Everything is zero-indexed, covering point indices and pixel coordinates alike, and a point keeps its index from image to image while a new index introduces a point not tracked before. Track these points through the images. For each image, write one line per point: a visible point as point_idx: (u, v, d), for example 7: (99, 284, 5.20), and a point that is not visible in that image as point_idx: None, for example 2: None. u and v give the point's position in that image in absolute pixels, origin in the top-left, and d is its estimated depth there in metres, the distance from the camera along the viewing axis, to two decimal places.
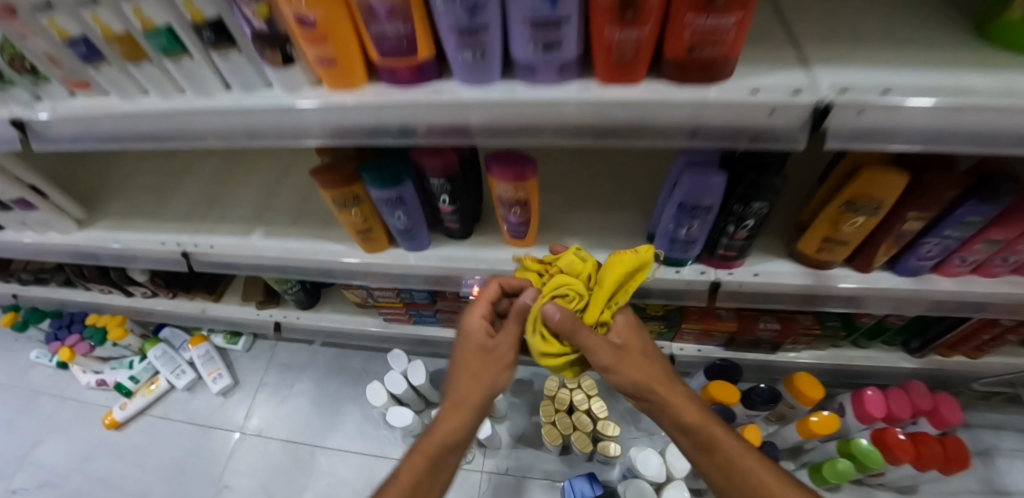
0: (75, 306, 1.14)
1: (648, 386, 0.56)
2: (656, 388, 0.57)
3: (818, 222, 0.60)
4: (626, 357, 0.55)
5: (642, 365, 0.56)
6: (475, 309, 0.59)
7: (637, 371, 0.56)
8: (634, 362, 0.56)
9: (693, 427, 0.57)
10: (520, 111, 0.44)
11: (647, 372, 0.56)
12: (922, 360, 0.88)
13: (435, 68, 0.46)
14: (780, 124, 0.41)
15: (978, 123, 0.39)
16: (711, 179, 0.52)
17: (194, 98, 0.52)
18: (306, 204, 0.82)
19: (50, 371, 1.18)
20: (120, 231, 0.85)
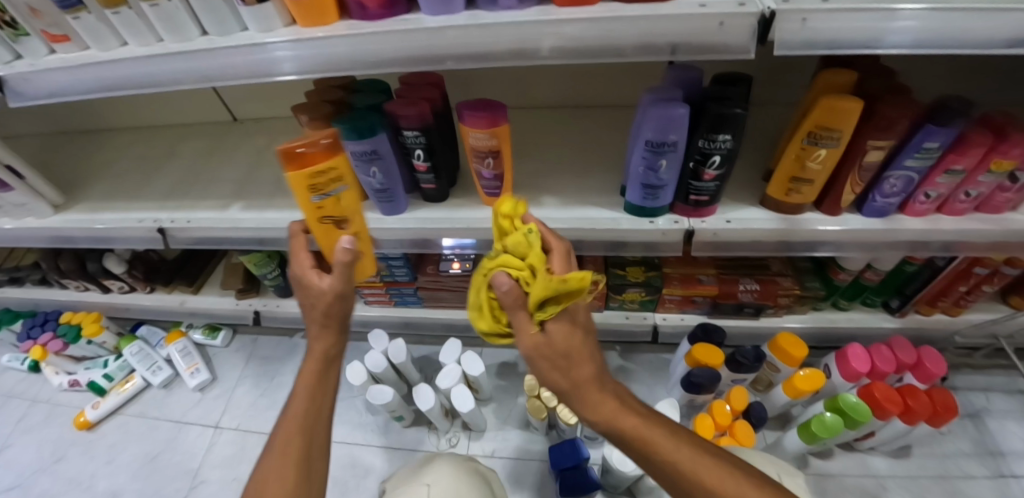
0: (48, 306, 1.11)
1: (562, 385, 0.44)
2: (584, 391, 0.43)
3: (785, 162, 0.62)
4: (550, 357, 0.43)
5: (567, 362, 0.43)
6: (303, 255, 0.50)
7: (551, 370, 0.43)
8: (554, 361, 0.43)
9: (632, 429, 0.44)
10: (490, 37, 0.47)
11: (570, 373, 0.43)
12: (902, 319, 0.89)
13: (405, 3, 0.49)
14: (729, 36, 0.44)
15: (915, 25, 0.42)
16: (675, 111, 0.53)
17: (170, 43, 0.54)
18: (285, 179, 0.82)
19: (21, 376, 1.14)
20: (96, 212, 0.84)
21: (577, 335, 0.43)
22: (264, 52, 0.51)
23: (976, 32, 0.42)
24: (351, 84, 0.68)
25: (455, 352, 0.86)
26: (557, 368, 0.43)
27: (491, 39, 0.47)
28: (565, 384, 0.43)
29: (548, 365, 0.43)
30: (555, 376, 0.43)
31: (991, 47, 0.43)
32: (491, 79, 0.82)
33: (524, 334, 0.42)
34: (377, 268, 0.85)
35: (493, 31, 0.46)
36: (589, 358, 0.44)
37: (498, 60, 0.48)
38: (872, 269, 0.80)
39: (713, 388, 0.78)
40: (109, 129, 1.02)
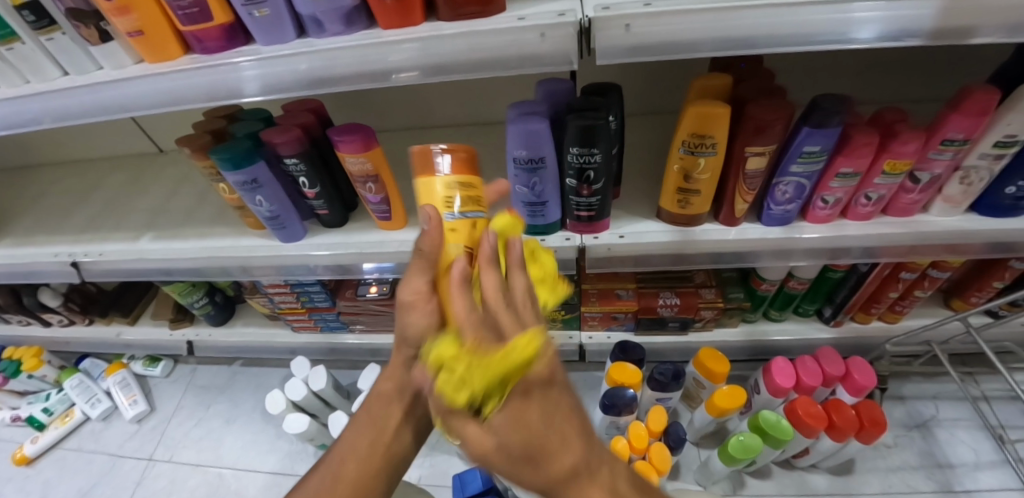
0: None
1: (523, 469, 0.27)
2: (542, 467, 0.27)
3: (671, 174, 0.61)
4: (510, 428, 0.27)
5: (534, 436, 0.26)
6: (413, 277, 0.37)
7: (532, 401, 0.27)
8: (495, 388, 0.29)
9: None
10: (323, 62, 0.47)
11: (540, 446, 0.26)
12: (837, 327, 0.86)
13: (244, 34, 0.51)
14: (552, 47, 0.43)
15: (728, 27, 0.42)
16: (535, 126, 0.52)
17: (35, 84, 0.57)
18: (197, 208, 0.83)
19: None
20: (17, 247, 0.84)
21: (554, 411, 0.28)
22: (115, 90, 0.53)
23: (853, 25, 0.42)
24: (238, 114, 0.68)
25: (374, 376, 0.82)
26: (517, 466, 0.26)
27: (323, 63, 0.47)
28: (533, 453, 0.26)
29: (527, 408, 0.27)
30: (518, 429, 0.26)
31: (814, 43, 0.43)
32: (397, 101, 0.82)
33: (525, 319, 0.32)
34: (296, 295, 0.84)
35: (322, 56, 0.46)
36: (564, 420, 0.27)
37: (337, 84, 0.48)
38: (795, 277, 0.77)
39: (632, 408, 0.75)
40: (48, 164, 1.03)
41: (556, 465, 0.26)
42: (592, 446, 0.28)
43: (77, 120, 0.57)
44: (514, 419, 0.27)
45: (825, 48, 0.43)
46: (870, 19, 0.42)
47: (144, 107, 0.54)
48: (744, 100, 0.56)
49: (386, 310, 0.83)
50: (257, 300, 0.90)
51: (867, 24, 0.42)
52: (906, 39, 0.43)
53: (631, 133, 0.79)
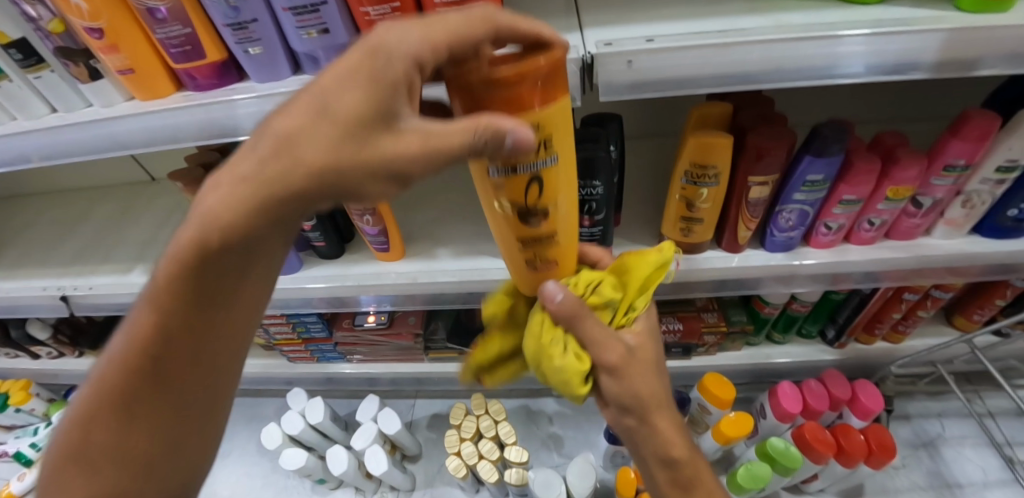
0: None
1: (642, 399, 0.42)
2: (645, 409, 0.42)
3: (673, 203, 0.60)
4: (634, 366, 0.41)
5: (644, 379, 0.42)
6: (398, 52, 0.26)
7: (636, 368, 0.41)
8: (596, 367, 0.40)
9: (668, 471, 0.47)
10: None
11: (646, 382, 0.42)
12: (840, 349, 0.85)
13: (236, 71, 0.50)
14: None
15: (730, 62, 0.42)
16: None
17: (22, 121, 0.56)
18: None
19: None
20: (4, 281, 0.81)
21: (655, 376, 0.43)
22: (103, 128, 0.52)
23: (841, 59, 0.42)
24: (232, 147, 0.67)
25: (373, 408, 0.80)
26: (641, 379, 0.41)
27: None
28: (643, 402, 0.42)
29: (623, 383, 0.41)
30: (635, 384, 0.41)
31: (814, 76, 0.43)
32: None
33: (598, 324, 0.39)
34: (292, 325, 0.81)
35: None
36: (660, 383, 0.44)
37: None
38: (798, 300, 0.76)
39: None
40: (34, 194, 1.00)
41: (654, 403, 0.43)
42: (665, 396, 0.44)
43: (65, 158, 0.56)
44: (614, 388, 0.41)
45: (822, 81, 0.43)
46: (872, 52, 0.42)
47: (133, 145, 0.53)
48: (744, 128, 0.55)
49: (383, 340, 0.82)
50: None
51: (868, 57, 0.42)
52: (908, 72, 0.43)
53: (630, 158, 0.78)
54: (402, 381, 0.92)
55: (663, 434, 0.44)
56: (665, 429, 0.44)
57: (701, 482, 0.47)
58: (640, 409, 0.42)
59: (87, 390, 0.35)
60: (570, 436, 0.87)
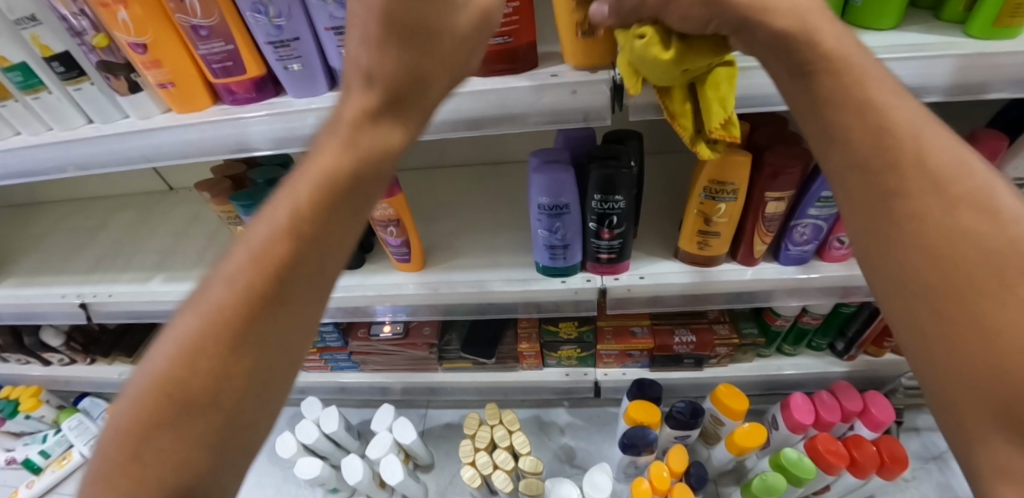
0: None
1: (900, 164, 0.32)
2: (911, 184, 0.31)
3: (690, 217, 0.61)
4: (852, 126, 0.33)
5: (892, 141, 0.32)
6: None
7: (882, 102, 0.33)
8: (775, 52, 0.34)
9: (919, 297, 0.30)
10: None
11: (902, 152, 0.32)
12: (850, 361, 0.85)
13: (274, 87, 0.51)
14: (584, 104, 0.44)
15: (752, 83, 0.44)
16: (559, 176, 0.53)
17: (59, 131, 0.58)
18: (207, 249, 0.82)
19: None
20: (23, 287, 0.82)
21: (943, 153, 0.32)
22: (140, 139, 0.54)
23: None
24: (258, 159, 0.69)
25: (388, 417, 0.80)
26: (893, 147, 0.32)
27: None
28: (895, 139, 0.32)
29: (840, 160, 0.34)
30: (874, 114, 0.33)
31: None
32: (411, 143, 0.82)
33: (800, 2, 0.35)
34: None
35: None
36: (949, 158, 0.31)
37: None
38: (809, 313, 0.78)
39: (652, 448, 0.74)
40: (52, 202, 1.01)
41: (925, 175, 0.31)
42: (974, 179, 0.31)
43: (99, 167, 0.57)
44: (827, 153, 0.35)
45: None
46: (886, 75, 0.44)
47: (168, 155, 0.54)
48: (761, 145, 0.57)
49: (398, 350, 0.82)
50: None
51: None
52: (921, 95, 0.45)
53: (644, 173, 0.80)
54: (415, 391, 0.92)
55: (921, 216, 0.30)
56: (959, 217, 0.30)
57: (1006, 333, 0.26)
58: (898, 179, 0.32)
59: (164, 345, 0.31)
60: (583, 447, 0.87)
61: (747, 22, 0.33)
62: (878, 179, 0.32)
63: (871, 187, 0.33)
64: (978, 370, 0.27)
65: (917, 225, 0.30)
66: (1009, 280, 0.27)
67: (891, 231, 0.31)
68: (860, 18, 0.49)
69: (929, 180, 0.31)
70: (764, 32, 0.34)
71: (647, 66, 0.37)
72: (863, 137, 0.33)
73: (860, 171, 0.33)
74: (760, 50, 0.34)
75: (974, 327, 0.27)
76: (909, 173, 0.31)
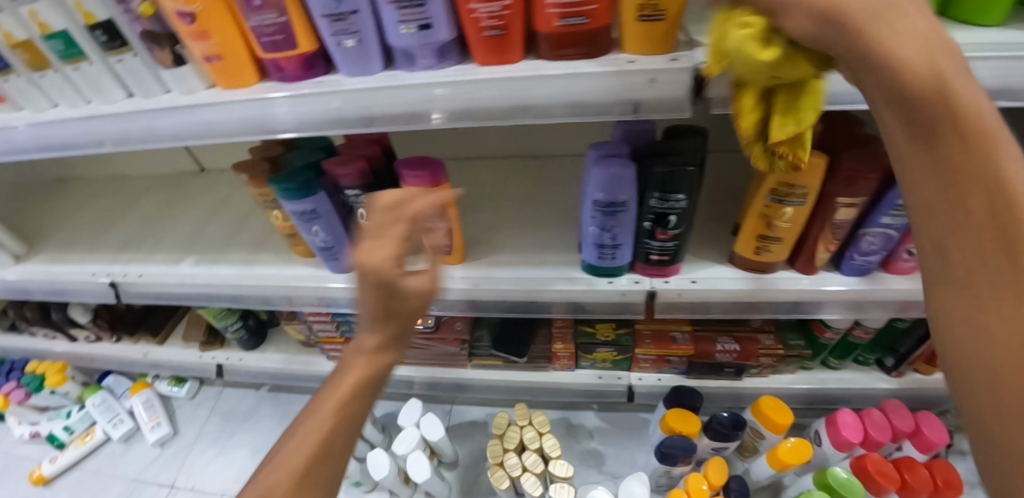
0: (17, 353, 1.07)
1: (967, 178, 0.25)
2: (977, 210, 0.25)
3: (750, 221, 0.58)
4: (916, 131, 0.26)
5: (963, 155, 0.25)
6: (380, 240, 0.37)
7: (970, 102, 0.24)
8: (864, 58, 0.25)
9: (955, 329, 0.27)
10: (407, 100, 0.45)
11: (973, 163, 0.25)
12: (899, 379, 0.81)
13: (324, 65, 0.49)
14: (663, 94, 0.41)
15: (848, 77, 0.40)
16: (619, 171, 0.50)
17: (98, 105, 0.56)
18: (237, 234, 0.80)
19: None
20: (54, 263, 0.81)
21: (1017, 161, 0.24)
22: (183, 117, 0.52)
23: None
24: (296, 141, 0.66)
25: (415, 413, 0.78)
26: (960, 156, 0.25)
27: (409, 103, 0.45)
28: (984, 192, 0.25)
29: (904, 170, 0.27)
30: (958, 153, 0.25)
31: None
32: (449, 133, 0.79)
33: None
34: (337, 324, 0.80)
35: (408, 95, 0.44)
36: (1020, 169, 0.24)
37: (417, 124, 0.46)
38: (861, 326, 0.73)
39: (689, 459, 0.71)
40: (82, 177, 1.00)
41: (1003, 196, 0.24)
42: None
43: (138, 144, 0.55)
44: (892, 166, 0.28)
45: None
46: (997, 73, 0.39)
47: (209, 132, 0.52)
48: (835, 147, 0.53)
49: (427, 344, 0.79)
50: (293, 327, 0.86)
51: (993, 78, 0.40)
52: None
53: None
54: (440, 386, 0.89)
55: (977, 269, 0.25)
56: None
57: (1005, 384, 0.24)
58: (969, 202, 0.25)
59: None
60: (613, 453, 0.84)
61: (866, 39, 0.24)
62: (977, 252, 0.25)
63: (933, 208, 0.26)
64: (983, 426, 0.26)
65: (1003, 311, 0.24)
66: None
67: (971, 312, 0.26)
68: (966, 11, 0.45)
69: (996, 206, 0.24)
70: (904, 28, 0.24)
71: (738, 63, 0.32)
72: (939, 187, 0.26)
73: (921, 191, 0.26)
74: (847, 57, 0.26)
75: (984, 374, 0.25)
76: (977, 193, 0.25)
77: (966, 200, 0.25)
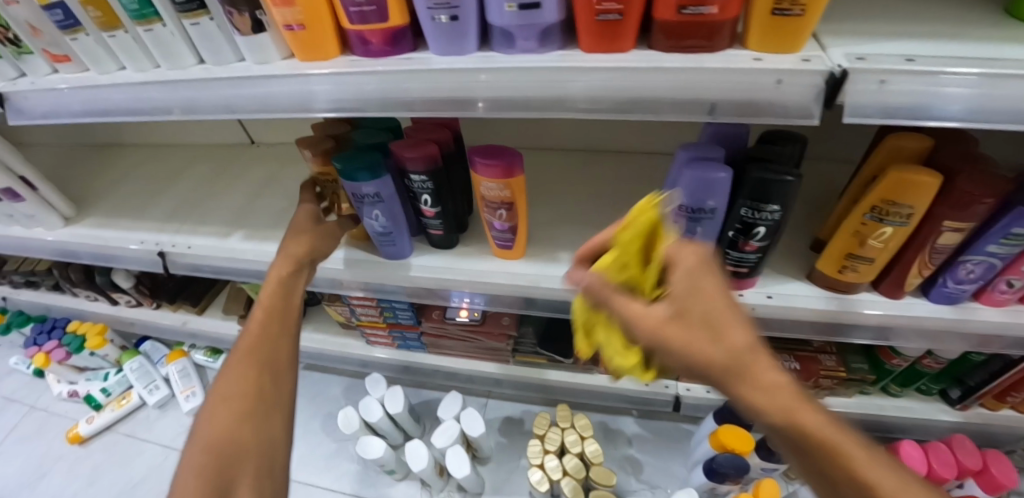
0: (59, 311, 1.09)
1: (720, 375, 0.34)
2: (747, 386, 0.34)
3: (840, 238, 0.54)
4: (687, 335, 0.35)
5: (723, 358, 0.34)
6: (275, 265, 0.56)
7: (696, 342, 0.34)
8: (662, 340, 0.35)
9: (776, 442, 0.37)
10: (502, 85, 0.42)
11: (725, 367, 0.34)
12: (964, 413, 0.76)
13: (411, 42, 0.46)
14: (788, 97, 0.37)
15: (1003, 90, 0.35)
16: (713, 177, 0.46)
17: (166, 69, 0.55)
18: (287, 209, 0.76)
19: (26, 380, 1.10)
20: (103, 228, 0.80)
21: (739, 333, 0.34)
22: (261, 87, 0.50)
23: None
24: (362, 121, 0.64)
25: (455, 406, 0.76)
26: (714, 354, 0.34)
27: (501, 87, 0.42)
28: (792, 424, 0.33)
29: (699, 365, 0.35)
30: (767, 407, 0.33)
31: None
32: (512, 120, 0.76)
33: (634, 306, 0.37)
34: (380, 309, 0.75)
35: (502, 79, 0.42)
36: (751, 346, 0.34)
37: (508, 112, 0.43)
38: (932, 356, 0.69)
39: (739, 478, 0.68)
40: (134, 143, 0.99)
41: (753, 377, 0.34)
42: (751, 351, 0.34)
43: (209, 113, 0.54)
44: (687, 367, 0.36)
45: None
46: None
47: (282, 103, 0.50)
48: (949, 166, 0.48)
49: (472, 337, 0.77)
50: (334, 308, 0.82)
51: None
52: None
53: None
54: (479, 378, 0.87)
55: (772, 418, 0.34)
56: (777, 396, 0.34)
57: (814, 472, 0.35)
58: (745, 388, 0.34)
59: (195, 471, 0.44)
60: (651, 462, 0.82)
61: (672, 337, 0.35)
62: (756, 412, 0.34)
63: (729, 390, 0.35)
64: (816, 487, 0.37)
65: (777, 430, 0.35)
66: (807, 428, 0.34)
67: (827, 486, 0.35)
68: None
69: (750, 381, 0.34)
70: (691, 309, 0.35)
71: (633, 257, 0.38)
72: (767, 421, 0.34)
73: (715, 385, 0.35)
74: (654, 323, 0.36)
75: (809, 464, 0.35)
76: (736, 380, 0.34)
77: (732, 393, 0.34)
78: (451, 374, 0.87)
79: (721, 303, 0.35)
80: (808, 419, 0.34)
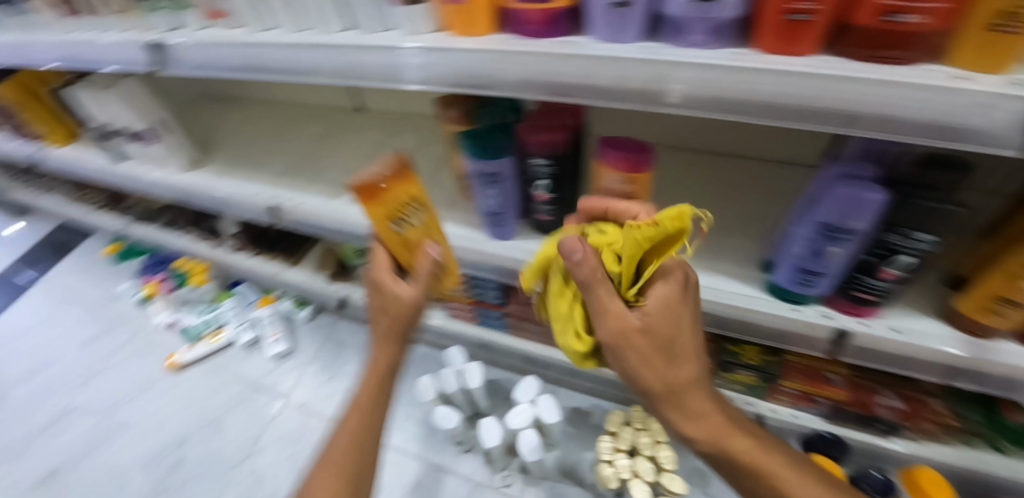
0: (167, 247, 1.17)
1: (659, 391, 0.46)
2: (676, 398, 0.47)
3: (987, 280, 0.47)
4: (640, 355, 0.44)
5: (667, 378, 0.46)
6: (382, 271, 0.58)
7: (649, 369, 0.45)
8: (620, 352, 0.44)
9: (696, 443, 0.49)
10: (628, 74, 0.39)
11: (668, 375, 0.45)
12: None
13: (566, 25, 0.46)
14: (988, 121, 0.29)
15: None
16: (863, 195, 0.43)
17: (315, 34, 0.57)
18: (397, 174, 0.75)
19: (131, 306, 1.20)
20: (221, 175, 0.82)
21: (686, 363, 0.46)
22: (401, 57, 0.49)
23: None
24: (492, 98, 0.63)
25: (531, 390, 0.77)
26: (657, 364, 0.44)
27: (629, 77, 0.39)
28: (715, 443, 0.48)
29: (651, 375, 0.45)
30: (699, 434, 0.48)
31: None
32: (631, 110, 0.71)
33: (615, 306, 0.43)
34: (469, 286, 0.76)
35: (631, 70, 0.39)
36: (693, 369, 0.47)
37: (625, 103, 0.40)
38: None
39: None
40: (248, 96, 1.02)
41: (679, 378, 0.46)
42: (693, 378, 0.47)
43: (331, 76, 0.54)
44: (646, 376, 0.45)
45: None
46: None
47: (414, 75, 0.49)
48: None
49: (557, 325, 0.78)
50: None
51: None
52: None
53: None
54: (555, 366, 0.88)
55: (682, 420, 0.48)
56: (689, 407, 0.47)
57: (720, 461, 0.49)
58: (675, 404, 0.47)
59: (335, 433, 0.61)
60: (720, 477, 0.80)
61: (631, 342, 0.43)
62: (672, 417, 0.48)
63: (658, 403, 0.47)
64: (728, 474, 0.50)
65: (698, 433, 0.48)
66: (709, 433, 0.48)
67: (738, 476, 0.49)
68: None
69: (678, 397, 0.47)
70: (657, 320, 0.43)
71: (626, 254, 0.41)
72: (695, 437, 0.49)
73: (652, 379, 0.45)
74: (626, 322, 0.43)
75: (719, 456, 0.49)
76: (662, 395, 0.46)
77: (662, 406, 0.47)
78: (527, 357, 0.89)
79: (681, 317, 0.44)
80: (742, 445, 0.49)
